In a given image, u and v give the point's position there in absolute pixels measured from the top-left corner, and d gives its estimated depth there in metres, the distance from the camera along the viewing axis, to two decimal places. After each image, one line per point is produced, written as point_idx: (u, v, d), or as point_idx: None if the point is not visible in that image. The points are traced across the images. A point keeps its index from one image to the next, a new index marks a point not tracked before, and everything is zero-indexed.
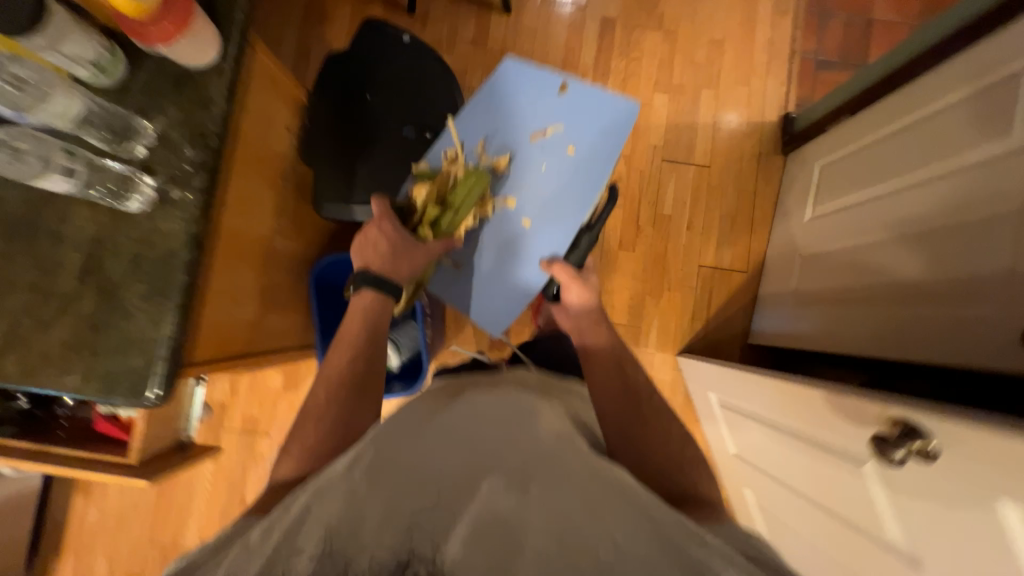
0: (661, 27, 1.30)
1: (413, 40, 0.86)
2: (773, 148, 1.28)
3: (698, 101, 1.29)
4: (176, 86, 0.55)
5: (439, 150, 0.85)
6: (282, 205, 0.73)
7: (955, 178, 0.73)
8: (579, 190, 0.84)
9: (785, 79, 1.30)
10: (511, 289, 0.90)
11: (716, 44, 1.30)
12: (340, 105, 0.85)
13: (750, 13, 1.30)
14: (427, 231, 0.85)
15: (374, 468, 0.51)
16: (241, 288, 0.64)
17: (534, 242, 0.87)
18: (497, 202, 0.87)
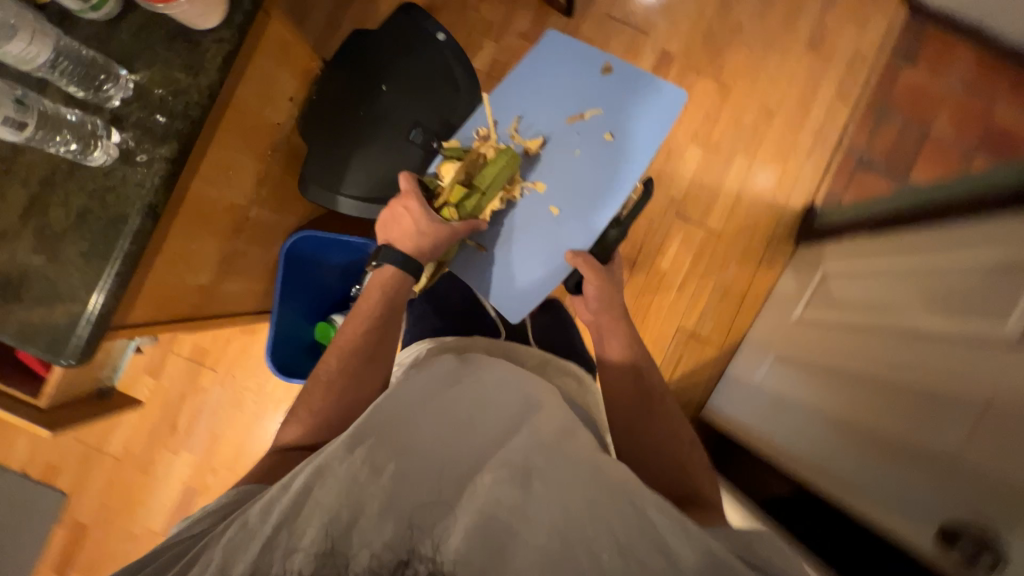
0: (717, 77, 1.25)
1: (446, 40, 0.84)
2: (787, 234, 1.25)
3: (730, 164, 1.25)
4: (169, 51, 0.56)
5: (471, 126, 0.82)
6: (262, 177, 0.74)
7: (939, 323, 0.73)
8: (615, 177, 0.80)
9: (823, 167, 1.25)
10: (531, 277, 0.82)
11: (766, 112, 1.25)
12: (353, 86, 0.82)
13: (810, 90, 1.25)
14: (451, 209, 0.78)
15: (374, 451, 0.54)
16: (200, 252, 0.65)
17: (563, 228, 0.81)
18: (527, 184, 0.82)
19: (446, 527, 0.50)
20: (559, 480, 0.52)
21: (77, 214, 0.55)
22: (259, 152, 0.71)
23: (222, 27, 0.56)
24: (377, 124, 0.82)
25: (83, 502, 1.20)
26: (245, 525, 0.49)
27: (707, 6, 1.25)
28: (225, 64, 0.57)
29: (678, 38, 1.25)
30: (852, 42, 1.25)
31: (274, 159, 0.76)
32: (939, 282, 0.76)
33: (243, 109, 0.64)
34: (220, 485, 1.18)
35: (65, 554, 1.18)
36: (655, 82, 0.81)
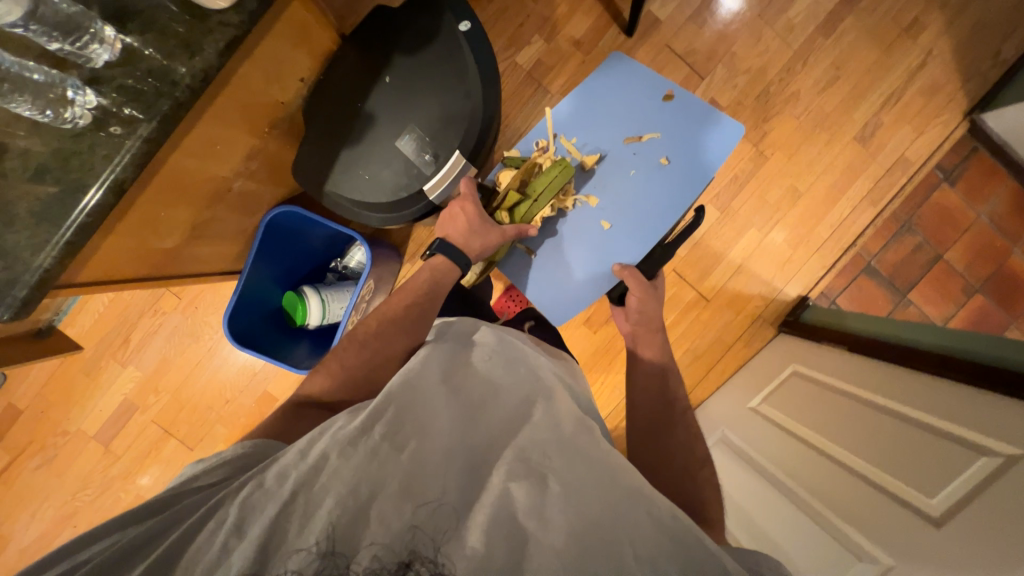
0: (756, 144, 1.20)
1: (470, 31, 0.71)
2: (771, 318, 1.25)
3: (742, 235, 1.22)
4: (170, 19, 0.52)
5: (533, 137, 0.95)
6: (255, 151, 0.70)
7: (909, 440, 0.74)
8: (665, 200, 0.89)
9: (829, 264, 1.24)
10: (571, 281, 0.93)
11: (793, 193, 1.21)
12: (359, 69, 0.73)
13: (844, 183, 1.21)
14: (503, 214, 0.90)
15: (393, 427, 0.52)
16: (170, 217, 0.63)
17: (610, 241, 0.91)
18: (580, 197, 0.91)
19: (459, 521, 0.48)
20: (578, 480, 0.51)
21: (36, 170, 0.52)
22: (256, 128, 0.67)
23: (231, 10, 0.52)
24: (377, 119, 0.73)
25: (25, 388, 1.20)
26: (256, 495, 0.46)
27: (771, 66, 1.18)
28: (223, 53, 0.52)
29: (731, 92, 1.19)
30: (900, 146, 1.20)
31: (274, 136, 0.72)
32: (933, 391, 0.78)
33: (243, 89, 0.60)
34: (162, 407, 1.19)
35: None
36: (711, 114, 0.88)
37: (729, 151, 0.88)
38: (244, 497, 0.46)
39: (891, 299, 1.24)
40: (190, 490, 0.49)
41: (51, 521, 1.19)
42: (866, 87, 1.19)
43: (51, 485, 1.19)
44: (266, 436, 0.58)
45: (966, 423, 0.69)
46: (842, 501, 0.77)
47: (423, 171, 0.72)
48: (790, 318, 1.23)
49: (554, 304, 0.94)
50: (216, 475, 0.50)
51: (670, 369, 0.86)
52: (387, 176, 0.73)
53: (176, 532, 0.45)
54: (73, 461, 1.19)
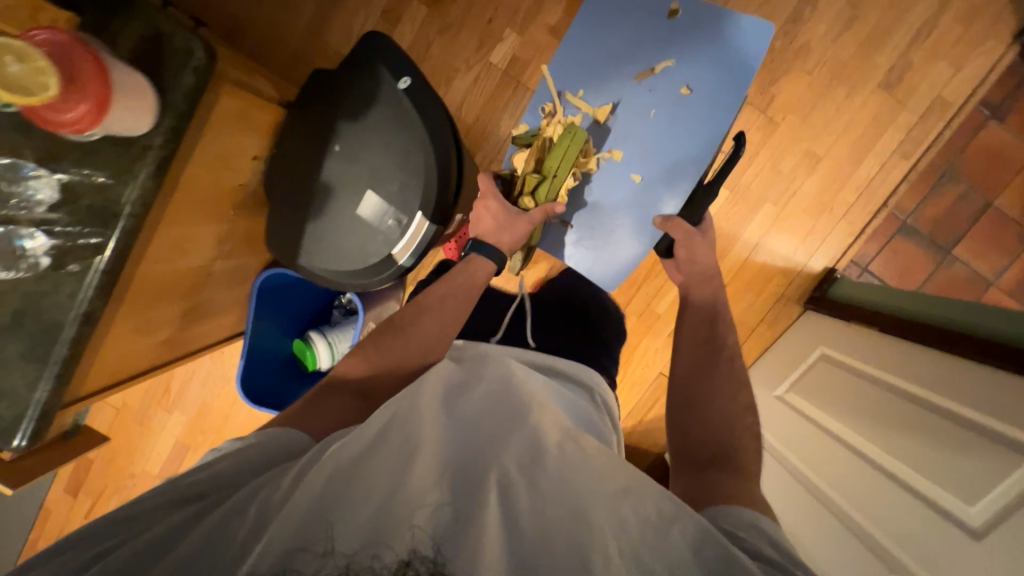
0: (763, 110, 1.09)
1: (410, 87, 0.67)
2: (796, 295, 1.17)
3: (756, 212, 1.13)
4: (98, 151, 0.53)
5: (536, 104, 0.87)
6: (225, 233, 0.72)
7: (938, 433, 0.70)
8: (695, 137, 0.82)
9: (858, 230, 1.13)
10: (619, 246, 0.88)
11: (811, 159, 1.10)
12: (311, 132, 0.71)
13: (870, 139, 1.08)
14: (527, 200, 0.85)
15: (393, 441, 0.52)
16: (159, 314, 0.66)
17: (647, 195, 0.86)
18: (603, 154, 0.86)
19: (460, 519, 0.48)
20: (574, 481, 0.52)
21: (12, 315, 0.55)
22: (220, 216, 0.69)
23: (154, 131, 0.53)
24: (334, 187, 0.71)
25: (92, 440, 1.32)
26: (272, 500, 0.47)
27: (773, 20, 1.05)
28: (155, 174, 0.53)
29: None
30: (935, 86, 1.05)
31: (240, 214, 0.74)
32: (954, 377, 0.74)
33: (193, 191, 0.61)
34: (209, 445, 1.28)
35: (75, 480, 1.33)
36: (728, 24, 0.79)
37: (757, 62, 0.80)
38: (262, 502, 0.47)
39: (932, 257, 1.13)
40: (213, 480, 0.49)
41: None
42: (889, 25, 1.03)
43: None
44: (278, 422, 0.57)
45: (993, 411, 0.65)
46: (893, 478, 0.72)
47: (391, 237, 0.70)
48: (817, 294, 1.14)
49: (602, 275, 0.90)
50: (226, 465, 0.50)
51: (720, 313, 0.86)
52: (349, 243, 0.71)
53: (206, 522, 0.45)
54: None
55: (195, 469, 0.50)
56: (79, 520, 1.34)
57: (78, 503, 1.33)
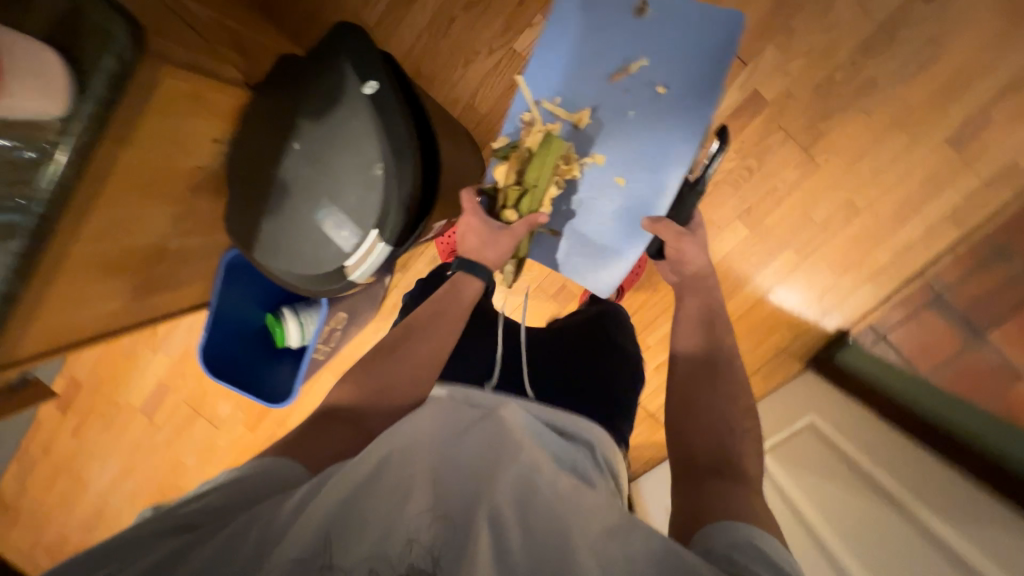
0: (807, 147, 0.97)
1: (376, 93, 0.60)
2: (799, 352, 1.08)
3: (773, 257, 1.04)
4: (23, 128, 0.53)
5: (513, 114, 0.81)
6: (181, 214, 0.71)
7: (909, 544, 0.66)
8: (678, 133, 0.77)
9: (884, 294, 1.03)
10: (611, 252, 0.84)
11: (849, 209, 0.99)
12: (273, 119, 0.67)
13: (920, 199, 0.96)
14: (509, 213, 0.76)
15: (392, 466, 0.47)
16: (102, 289, 0.66)
17: (633, 198, 0.80)
18: (585, 160, 0.79)
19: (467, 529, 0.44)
20: (597, 522, 0.45)
21: None
22: (171, 198, 0.67)
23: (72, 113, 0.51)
24: (291, 188, 0.66)
25: (84, 363, 1.38)
26: (277, 519, 0.44)
27: (839, 47, 0.92)
28: (73, 162, 0.52)
29: (779, 83, 0.95)
30: (1015, 150, 0.90)
31: (199, 196, 0.72)
32: (950, 494, 0.71)
33: (131, 176, 0.59)
34: (190, 390, 1.32)
35: (67, 398, 1.40)
36: (700, 18, 0.75)
37: (731, 50, 0.74)
38: (263, 526, 0.43)
39: (962, 336, 0.99)
40: (209, 508, 0.46)
41: (114, 473, 1.42)
42: (978, 70, 0.88)
43: (111, 444, 1.40)
44: (277, 451, 0.54)
45: (983, 546, 0.61)
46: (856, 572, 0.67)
47: (343, 249, 0.64)
48: (822, 355, 1.06)
49: (594, 281, 0.87)
50: (228, 489, 0.48)
51: (717, 317, 0.76)
52: (301, 247, 0.66)
53: (198, 553, 0.42)
54: (126, 428, 1.38)
55: (192, 499, 0.47)
56: (68, 434, 1.42)
57: (68, 419, 1.41)
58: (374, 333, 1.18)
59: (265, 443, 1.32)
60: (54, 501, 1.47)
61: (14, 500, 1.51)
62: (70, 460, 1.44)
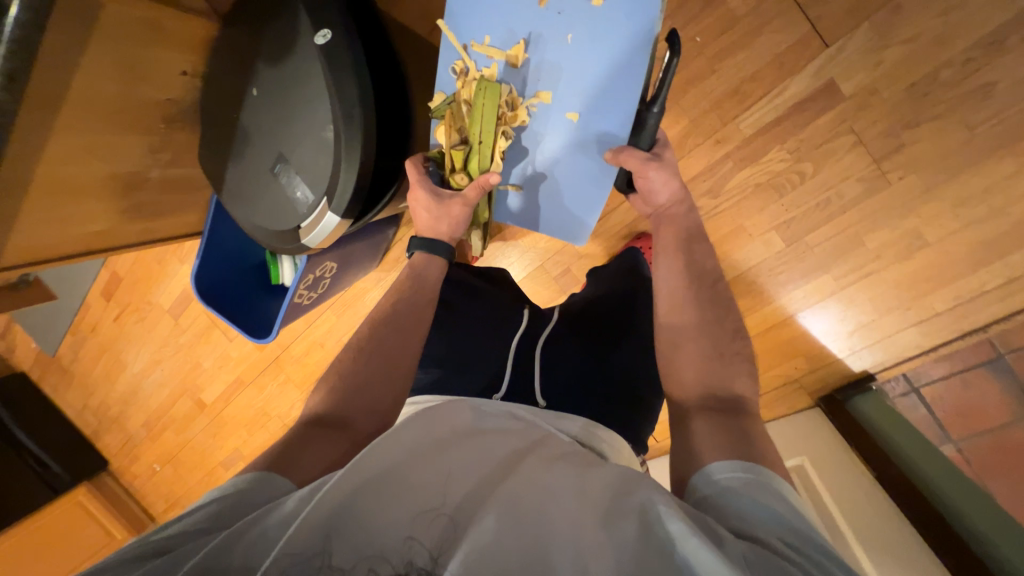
0: (879, 158, 0.81)
1: (329, 42, 0.56)
2: (811, 386, 0.98)
3: (806, 278, 0.91)
4: None
5: (443, 66, 0.64)
6: (159, 144, 0.72)
7: None
8: (628, 50, 0.57)
9: (930, 343, 0.89)
10: (579, 196, 0.69)
11: (913, 240, 0.83)
12: (234, 58, 0.65)
13: (1009, 243, 0.79)
14: (458, 178, 0.65)
15: (373, 470, 0.40)
16: (84, 212, 0.67)
17: (592, 136, 0.63)
18: (530, 102, 0.63)
19: (468, 525, 0.37)
20: (608, 531, 0.36)
21: None
22: (145, 128, 0.68)
23: None
24: (252, 133, 0.64)
25: (123, 260, 1.49)
26: (272, 524, 0.39)
27: (955, 37, 0.73)
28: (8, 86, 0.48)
29: (864, 75, 0.78)
30: None
31: (175, 128, 0.72)
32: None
33: (86, 97, 0.58)
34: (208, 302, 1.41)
35: (108, 289, 1.54)
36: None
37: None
38: (259, 533, 0.38)
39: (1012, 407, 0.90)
40: (190, 530, 0.41)
41: (146, 361, 1.58)
42: None
43: (143, 336, 1.55)
44: (261, 467, 0.48)
45: None
46: None
47: (300, 208, 0.62)
48: (836, 395, 0.95)
49: (569, 229, 0.73)
50: (214, 508, 0.43)
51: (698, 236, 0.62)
52: (263, 197, 0.65)
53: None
54: (156, 325, 1.51)
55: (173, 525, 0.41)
56: (109, 320, 1.58)
57: (110, 306, 1.56)
58: (373, 281, 1.19)
59: (270, 362, 1.41)
60: (99, 375, 1.68)
61: (68, 366, 1.72)
62: (111, 343, 1.61)
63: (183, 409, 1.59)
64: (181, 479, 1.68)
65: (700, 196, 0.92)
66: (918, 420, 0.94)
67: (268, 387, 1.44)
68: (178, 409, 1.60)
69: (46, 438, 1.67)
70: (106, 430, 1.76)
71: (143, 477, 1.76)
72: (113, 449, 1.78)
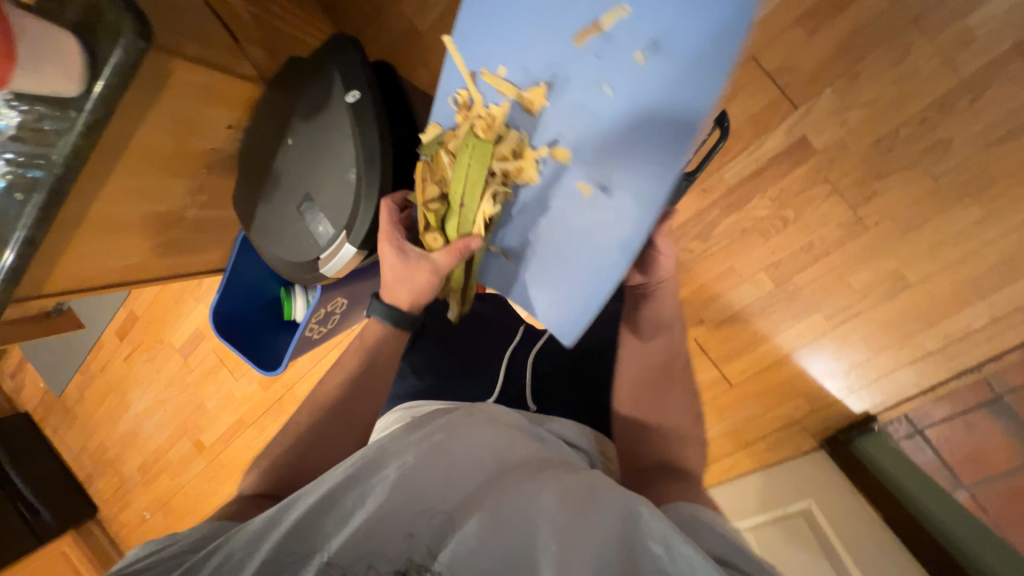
0: (854, 205, 0.87)
1: (358, 100, 0.65)
2: (813, 428, 0.97)
3: (798, 318, 0.94)
4: (51, 105, 0.59)
5: (444, 93, 0.55)
6: (198, 188, 0.80)
7: None
8: (669, 122, 0.44)
9: (928, 383, 0.89)
10: (579, 287, 0.51)
11: (896, 280, 0.87)
12: (277, 115, 0.74)
13: (988, 284, 0.83)
14: (431, 236, 0.58)
15: (376, 465, 0.45)
16: (122, 246, 0.74)
17: (612, 220, 0.48)
18: (540, 155, 0.51)
19: (455, 525, 0.42)
20: (584, 522, 0.42)
21: None
22: (189, 173, 0.77)
23: (83, 90, 0.57)
24: (282, 177, 0.72)
25: (142, 300, 1.55)
26: (240, 543, 0.42)
27: (909, 101, 0.82)
28: (87, 135, 0.58)
29: (832, 132, 0.87)
30: None
31: (214, 174, 0.81)
32: None
33: (148, 148, 0.67)
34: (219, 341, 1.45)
35: (123, 328, 1.59)
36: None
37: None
38: (229, 551, 0.41)
39: None
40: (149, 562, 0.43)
41: (150, 400, 1.59)
42: None
43: (151, 375, 1.57)
44: (226, 518, 0.50)
45: None
46: None
47: (320, 241, 0.68)
48: (838, 437, 0.94)
49: (558, 322, 0.54)
50: (202, 532, 0.47)
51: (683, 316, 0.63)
52: (286, 232, 0.72)
53: None
54: (165, 363, 1.54)
55: (160, 543, 0.45)
56: (120, 359, 1.61)
57: (122, 345, 1.60)
58: None
59: (273, 402, 1.42)
60: (102, 414, 1.68)
61: (71, 406, 1.73)
62: (118, 382, 1.63)
63: (181, 452, 1.58)
64: (169, 528, 1.62)
65: (691, 240, 0.98)
66: (928, 466, 0.92)
67: (268, 428, 1.43)
68: (176, 450, 1.59)
69: (39, 481, 1.65)
70: (100, 473, 1.73)
71: (130, 526, 1.70)
72: (103, 495, 1.74)
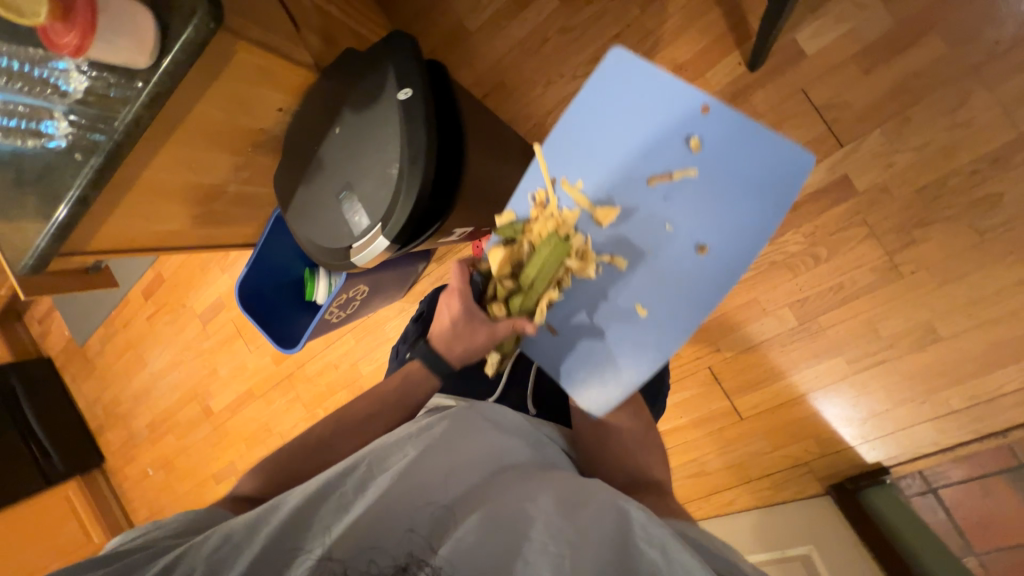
0: (891, 250, 0.85)
1: (409, 98, 0.66)
2: (820, 473, 0.95)
3: (819, 359, 0.92)
4: (119, 74, 0.61)
5: (525, 190, 0.60)
6: (241, 164, 0.82)
7: None
8: (716, 272, 0.52)
9: (948, 441, 0.87)
10: (616, 386, 0.58)
11: (927, 332, 0.85)
12: (328, 104, 0.76)
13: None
14: (495, 307, 0.61)
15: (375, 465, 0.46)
16: (164, 213, 0.77)
17: (659, 337, 0.55)
18: (601, 262, 0.57)
19: (455, 521, 0.43)
20: (579, 523, 0.43)
21: (45, 169, 0.69)
22: (236, 150, 0.79)
23: (151, 63, 0.59)
24: (325, 164, 0.74)
25: (170, 263, 1.60)
26: (235, 527, 0.42)
27: (961, 150, 0.79)
28: (149, 106, 0.60)
29: (876, 173, 0.85)
30: None
31: (259, 152, 0.83)
32: None
33: (203, 122, 0.69)
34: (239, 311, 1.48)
35: (149, 289, 1.63)
36: (775, 150, 0.50)
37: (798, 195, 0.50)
38: (222, 534, 0.42)
39: None
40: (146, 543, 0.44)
41: (167, 361, 1.64)
42: None
43: (171, 337, 1.62)
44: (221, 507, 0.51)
45: None
46: None
47: (355, 231, 0.69)
48: (847, 485, 0.91)
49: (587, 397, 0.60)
50: (196, 516, 0.48)
51: None
52: (322, 218, 0.73)
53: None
54: (185, 327, 1.59)
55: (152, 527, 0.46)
56: (144, 318, 1.66)
57: (146, 305, 1.65)
58: (397, 311, 1.25)
59: (283, 377, 1.45)
60: (120, 369, 1.74)
61: (92, 357, 1.79)
62: (139, 340, 1.68)
63: (190, 415, 1.62)
64: (171, 487, 1.66)
65: None
66: (937, 526, 0.89)
67: (276, 402, 1.46)
68: (185, 413, 1.63)
69: (54, 427, 1.71)
70: (111, 426, 1.78)
71: (134, 480, 1.75)
72: (112, 446, 1.79)
